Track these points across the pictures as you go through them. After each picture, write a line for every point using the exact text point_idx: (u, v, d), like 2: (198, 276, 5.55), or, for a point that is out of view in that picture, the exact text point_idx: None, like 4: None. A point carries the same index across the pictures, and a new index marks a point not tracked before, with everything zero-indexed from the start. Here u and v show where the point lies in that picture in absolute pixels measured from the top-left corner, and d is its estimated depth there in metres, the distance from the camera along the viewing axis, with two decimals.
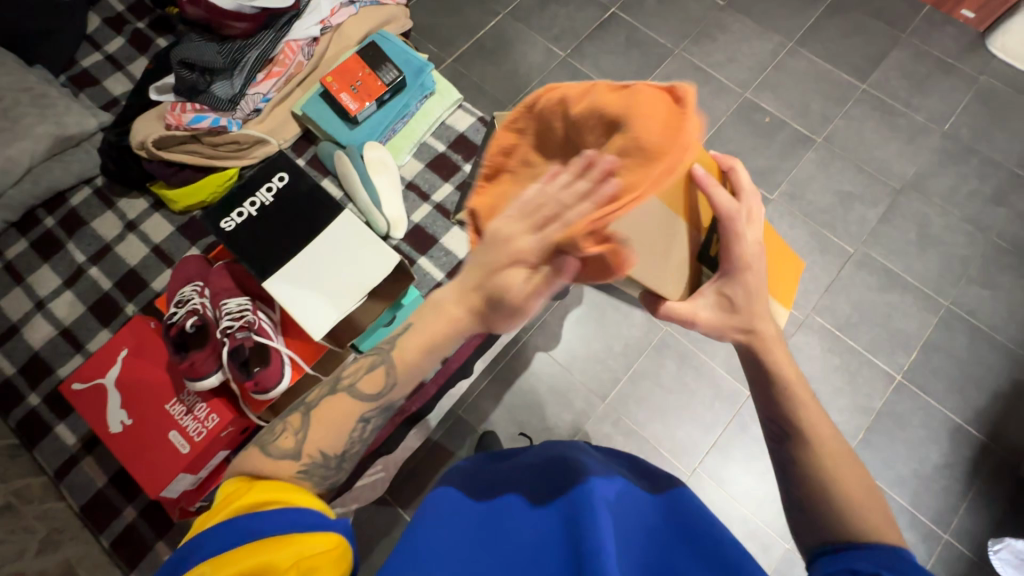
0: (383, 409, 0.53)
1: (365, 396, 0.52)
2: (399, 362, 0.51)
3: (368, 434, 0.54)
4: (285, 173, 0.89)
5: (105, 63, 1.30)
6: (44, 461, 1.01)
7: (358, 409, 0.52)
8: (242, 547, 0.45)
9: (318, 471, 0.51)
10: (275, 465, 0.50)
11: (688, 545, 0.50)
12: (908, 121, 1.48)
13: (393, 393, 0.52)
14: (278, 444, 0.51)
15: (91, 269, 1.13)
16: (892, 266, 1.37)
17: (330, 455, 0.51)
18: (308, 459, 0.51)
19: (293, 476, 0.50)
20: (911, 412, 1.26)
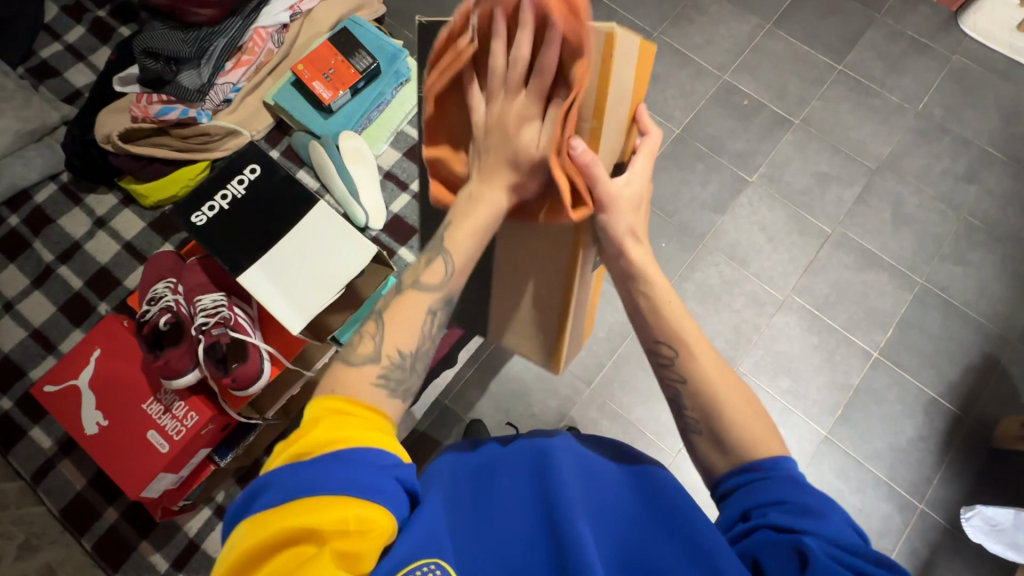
0: (448, 303, 0.54)
1: (427, 287, 0.53)
2: (457, 249, 0.54)
3: (436, 329, 0.54)
4: (256, 165, 0.87)
5: (66, 54, 1.25)
6: (19, 465, 0.99)
7: (426, 300, 0.53)
8: (301, 498, 0.40)
9: (395, 373, 0.49)
10: (357, 370, 0.48)
11: (664, 520, 0.51)
12: (883, 101, 1.50)
13: (457, 283, 0.54)
14: (357, 351, 0.49)
15: (60, 268, 1.10)
16: (868, 245, 1.39)
17: (407, 352, 0.51)
18: (386, 361, 0.49)
19: (372, 383, 0.48)
20: (886, 387, 1.29)
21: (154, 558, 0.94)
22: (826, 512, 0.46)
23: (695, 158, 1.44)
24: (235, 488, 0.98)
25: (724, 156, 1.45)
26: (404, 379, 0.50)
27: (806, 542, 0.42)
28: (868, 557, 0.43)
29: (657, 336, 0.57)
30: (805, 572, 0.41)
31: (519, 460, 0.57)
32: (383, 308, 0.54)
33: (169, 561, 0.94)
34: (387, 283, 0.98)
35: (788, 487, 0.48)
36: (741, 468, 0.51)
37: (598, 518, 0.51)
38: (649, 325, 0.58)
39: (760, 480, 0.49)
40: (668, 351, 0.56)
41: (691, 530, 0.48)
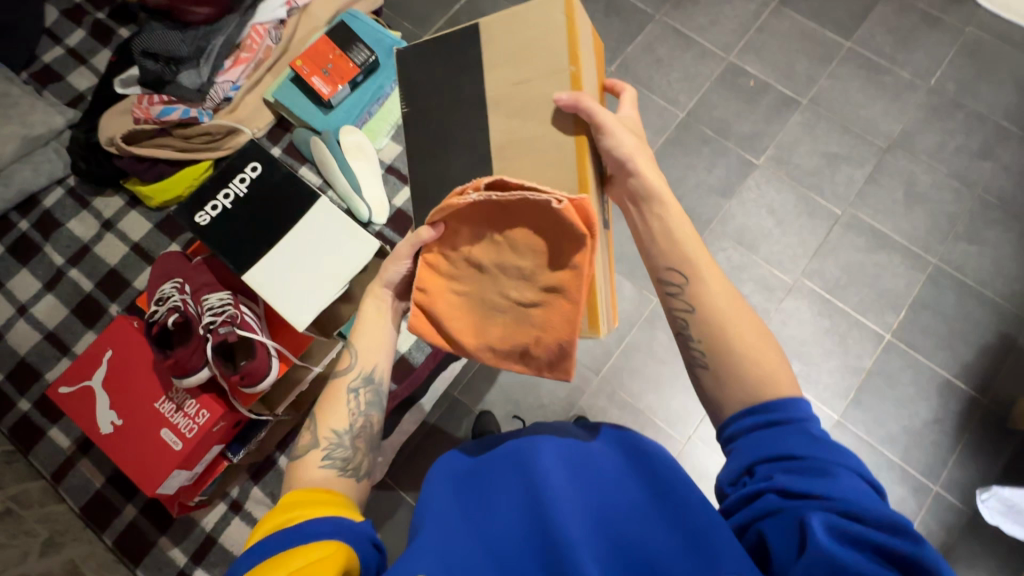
0: (366, 378, 0.65)
1: (343, 372, 0.65)
2: (357, 342, 0.67)
3: (363, 406, 0.64)
4: (257, 163, 0.87)
5: (68, 58, 1.26)
6: (40, 465, 1.01)
7: (345, 382, 0.65)
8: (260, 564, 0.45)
9: (336, 448, 0.60)
10: (305, 460, 0.59)
11: (667, 510, 0.50)
12: (894, 78, 1.46)
13: (364, 360, 0.66)
14: (300, 445, 0.61)
15: (70, 271, 1.12)
16: (879, 226, 1.37)
17: (342, 431, 0.61)
18: (325, 442, 0.60)
19: (319, 465, 0.58)
20: (900, 369, 1.27)
21: (173, 553, 0.96)
22: (836, 468, 0.45)
23: (700, 143, 1.42)
24: (249, 483, 0.99)
25: (730, 140, 1.42)
26: (347, 455, 0.60)
27: (812, 518, 0.41)
28: (876, 522, 0.41)
29: (669, 264, 0.60)
30: (804, 550, 0.40)
31: (508, 458, 0.58)
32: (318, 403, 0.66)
33: (188, 556, 0.96)
34: None
35: (799, 439, 0.48)
36: (752, 411, 0.52)
37: (593, 512, 0.51)
38: (653, 252, 0.61)
39: (767, 427, 0.50)
40: (677, 278, 0.59)
41: (690, 520, 0.48)
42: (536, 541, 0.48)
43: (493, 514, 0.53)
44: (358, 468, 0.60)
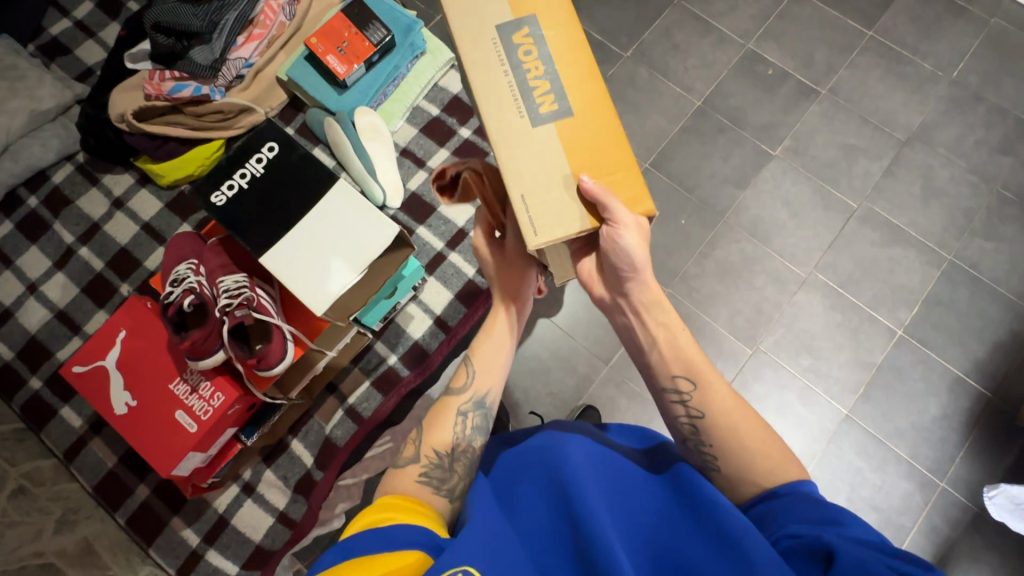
0: (477, 402, 0.64)
1: (457, 392, 0.65)
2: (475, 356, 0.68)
3: (470, 430, 0.62)
4: (274, 143, 0.85)
5: (75, 31, 1.23)
6: (52, 443, 1.01)
7: (458, 404, 0.64)
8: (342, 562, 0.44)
9: (434, 471, 0.57)
10: (404, 473, 0.56)
11: (689, 506, 0.50)
12: (915, 69, 1.43)
13: (478, 383, 0.65)
14: (403, 456, 0.59)
15: (81, 250, 1.10)
16: (895, 220, 1.35)
17: (443, 452, 0.59)
18: (426, 462, 0.58)
19: (416, 481, 0.55)
20: (911, 365, 1.27)
21: (186, 533, 0.97)
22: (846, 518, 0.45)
23: (716, 131, 1.39)
24: (262, 466, 0.99)
25: (747, 129, 1.40)
26: (444, 475, 0.57)
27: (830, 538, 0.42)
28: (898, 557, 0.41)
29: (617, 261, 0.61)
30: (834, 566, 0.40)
31: (542, 460, 0.57)
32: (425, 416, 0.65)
33: (200, 537, 0.96)
34: (407, 263, 0.97)
35: (807, 506, 0.48)
36: (758, 499, 0.52)
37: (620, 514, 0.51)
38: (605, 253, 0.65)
39: (774, 505, 0.50)
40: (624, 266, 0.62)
41: (712, 515, 0.48)
42: (572, 534, 0.48)
43: (530, 515, 0.52)
44: (452, 489, 0.56)
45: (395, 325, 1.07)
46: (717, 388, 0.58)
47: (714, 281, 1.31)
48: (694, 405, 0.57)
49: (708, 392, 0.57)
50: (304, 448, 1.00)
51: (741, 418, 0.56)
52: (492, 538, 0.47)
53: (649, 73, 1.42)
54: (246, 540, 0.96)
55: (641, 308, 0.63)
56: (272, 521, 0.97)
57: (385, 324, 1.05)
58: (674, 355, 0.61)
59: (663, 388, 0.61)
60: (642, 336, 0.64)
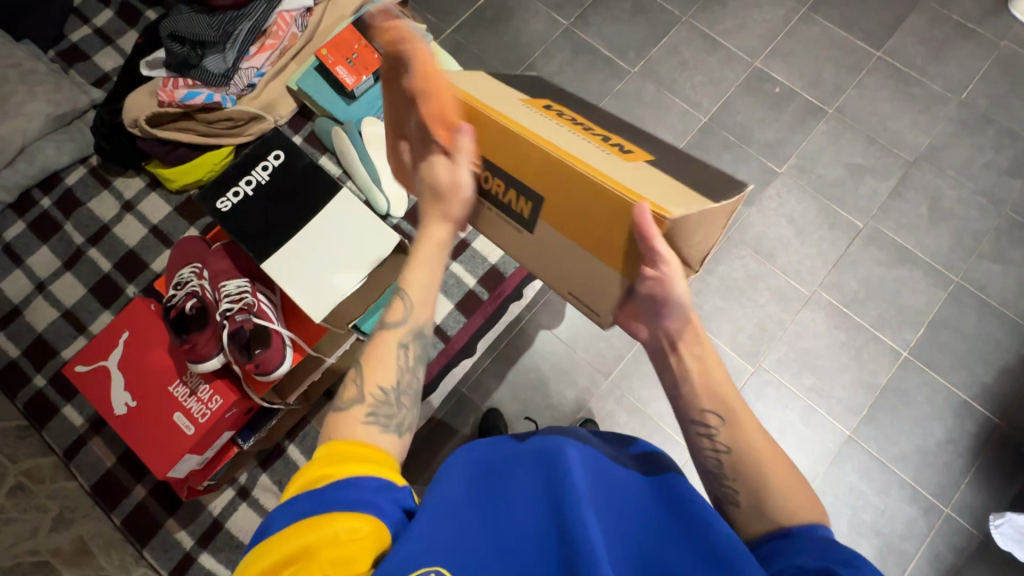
0: (418, 334, 0.58)
1: (394, 325, 0.57)
2: (412, 289, 0.58)
3: (412, 362, 0.57)
4: (281, 151, 0.87)
5: (94, 37, 1.27)
6: (53, 441, 1.03)
7: (396, 336, 0.57)
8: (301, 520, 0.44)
9: (382, 410, 0.52)
10: (349, 414, 0.51)
11: (677, 513, 0.51)
12: (924, 90, 1.43)
13: (419, 314, 0.58)
14: (343, 396, 0.52)
15: (90, 250, 1.12)
16: (901, 241, 1.34)
17: (388, 388, 0.53)
18: (370, 399, 0.52)
19: (363, 422, 0.51)
20: (916, 388, 1.25)
21: (180, 535, 0.97)
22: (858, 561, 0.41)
23: (722, 148, 1.40)
24: (258, 470, 1.00)
25: (753, 147, 1.40)
26: (393, 413, 0.53)
27: None
28: None
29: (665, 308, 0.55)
30: None
31: (533, 450, 0.57)
32: (362, 356, 0.57)
33: (194, 539, 0.97)
34: None
35: (818, 546, 0.44)
36: (774, 533, 0.47)
37: (611, 513, 0.51)
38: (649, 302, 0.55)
39: (783, 543, 0.46)
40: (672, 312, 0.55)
41: (704, 527, 0.48)
42: (557, 536, 0.47)
43: (513, 506, 0.52)
44: (401, 425, 0.53)
45: None
46: (749, 422, 0.53)
47: (717, 298, 1.31)
48: (722, 441, 0.52)
49: (738, 429, 0.53)
50: (300, 453, 1.01)
51: (770, 455, 0.52)
52: (440, 533, 0.47)
53: (656, 89, 1.44)
54: (239, 545, 0.96)
55: (673, 340, 0.56)
56: None
57: None
58: (706, 385, 0.55)
59: (690, 419, 0.55)
60: (675, 367, 0.56)
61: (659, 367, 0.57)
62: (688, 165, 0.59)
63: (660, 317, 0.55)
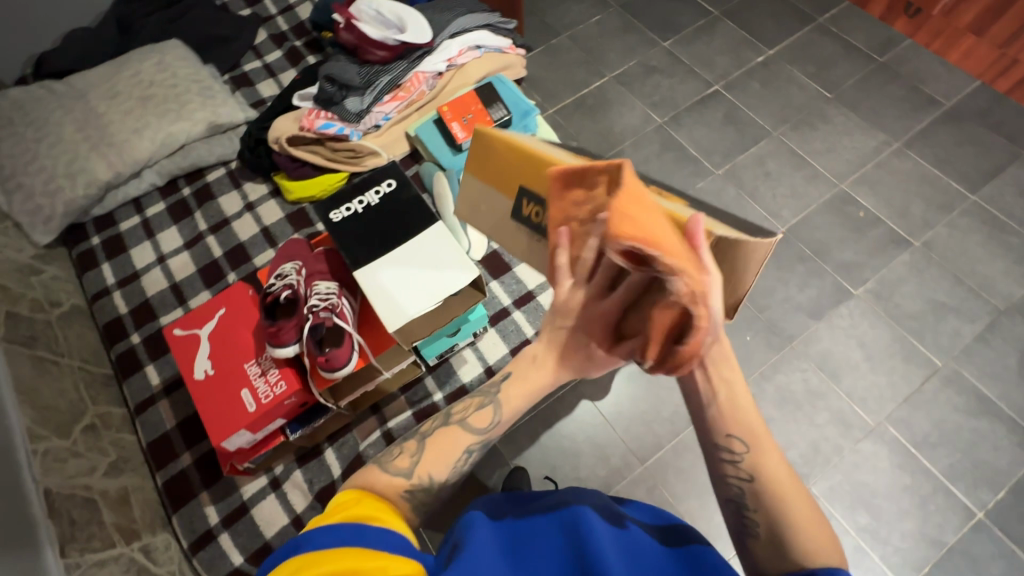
0: (484, 446, 0.64)
1: (472, 429, 0.63)
2: (507, 404, 0.63)
3: (466, 466, 0.63)
4: (393, 181, 0.99)
5: (262, 70, 1.52)
6: (128, 394, 1.13)
7: (467, 441, 0.63)
8: (348, 547, 0.46)
9: (420, 492, 0.58)
10: (392, 480, 0.58)
11: None
12: (1021, 241, 1.40)
13: (495, 433, 0.63)
14: (394, 463, 0.60)
15: (208, 237, 1.29)
16: (984, 389, 1.26)
17: (437, 479, 0.60)
18: (416, 479, 0.59)
19: (400, 493, 0.57)
20: (990, 556, 1.12)
21: (208, 510, 1.01)
22: None
23: (796, 259, 1.41)
24: (294, 464, 1.05)
25: (828, 263, 1.40)
26: (427, 490, 0.59)
27: None
28: None
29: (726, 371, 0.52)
30: None
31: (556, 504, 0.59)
32: (428, 433, 0.64)
33: (220, 517, 1.01)
34: (474, 308, 1.04)
35: None
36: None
37: (635, 565, 0.50)
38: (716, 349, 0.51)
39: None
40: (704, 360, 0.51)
41: None
42: None
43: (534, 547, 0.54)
44: (427, 486, 0.59)
45: (448, 364, 1.13)
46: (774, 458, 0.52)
47: (771, 406, 1.26)
48: (745, 468, 0.51)
49: (761, 458, 0.51)
50: (336, 457, 1.05)
51: (793, 493, 0.51)
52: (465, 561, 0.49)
53: (737, 192, 1.49)
54: (257, 534, 0.99)
55: (701, 360, 0.51)
56: (286, 522, 1.00)
57: (440, 361, 1.12)
58: (736, 414, 0.52)
59: (714, 447, 0.53)
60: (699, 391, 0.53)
61: (688, 393, 0.53)
62: (723, 214, 0.59)
63: (702, 360, 0.50)
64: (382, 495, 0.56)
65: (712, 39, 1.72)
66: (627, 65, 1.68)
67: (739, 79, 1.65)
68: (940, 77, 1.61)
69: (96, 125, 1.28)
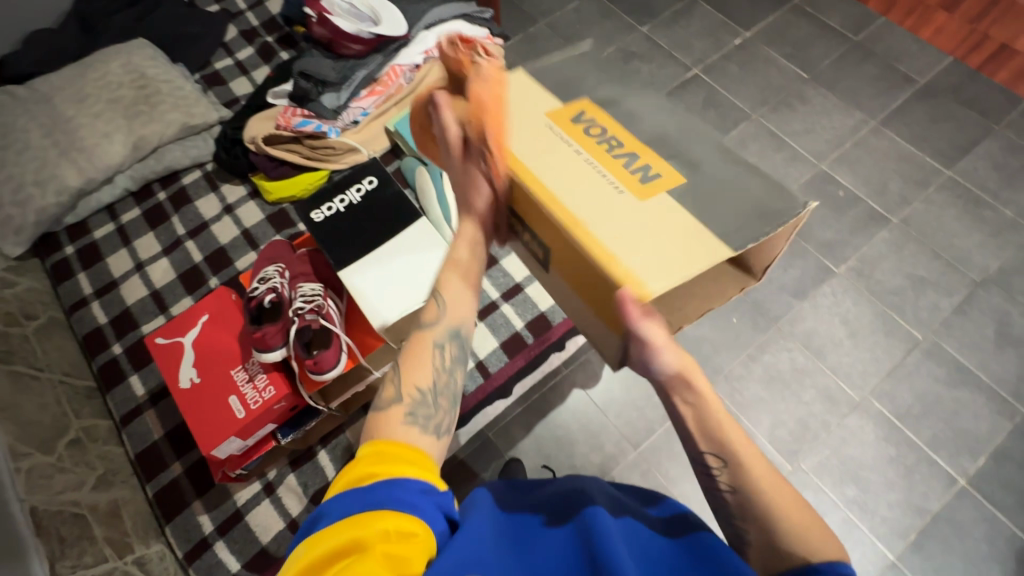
0: (456, 335, 0.61)
1: (430, 325, 0.61)
2: (452, 299, 0.63)
3: (449, 363, 0.61)
4: (374, 178, 0.98)
5: (234, 68, 1.48)
6: (113, 406, 1.10)
7: (432, 336, 0.60)
8: (352, 516, 0.45)
9: (420, 409, 0.55)
10: (387, 415, 0.54)
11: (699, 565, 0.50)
12: (995, 213, 1.43)
13: (455, 317, 0.62)
14: (383, 395, 0.56)
15: (187, 242, 1.26)
16: (962, 360, 1.29)
17: (425, 388, 0.57)
18: (409, 399, 0.55)
19: (402, 424, 0.54)
20: (972, 521, 1.16)
21: (202, 519, 1.00)
22: None
23: None
24: (286, 469, 1.04)
25: (811, 243, 1.42)
26: (432, 413, 0.56)
27: None
28: None
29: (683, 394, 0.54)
30: None
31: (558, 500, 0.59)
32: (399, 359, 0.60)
33: (214, 525, 1.00)
34: None
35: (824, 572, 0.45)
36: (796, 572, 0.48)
37: (635, 547, 0.51)
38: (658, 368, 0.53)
39: None
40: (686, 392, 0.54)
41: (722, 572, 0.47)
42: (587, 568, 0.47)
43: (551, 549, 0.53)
44: (440, 425, 0.57)
45: None
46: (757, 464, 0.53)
47: (759, 386, 1.28)
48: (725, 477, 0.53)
49: (741, 467, 0.53)
50: (329, 460, 1.04)
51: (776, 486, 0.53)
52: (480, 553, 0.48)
53: None
54: (253, 540, 0.98)
55: (669, 391, 0.54)
56: (282, 526, 1.00)
57: None
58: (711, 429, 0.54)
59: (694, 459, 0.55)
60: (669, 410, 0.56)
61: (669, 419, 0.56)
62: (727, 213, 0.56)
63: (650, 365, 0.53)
64: (399, 440, 0.52)
65: (690, 22, 1.71)
66: (606, 51, 1.67)
67: (718, 62, 1.65)
68: (913, 55, 1.62)
69: (63, 130, 1.23)
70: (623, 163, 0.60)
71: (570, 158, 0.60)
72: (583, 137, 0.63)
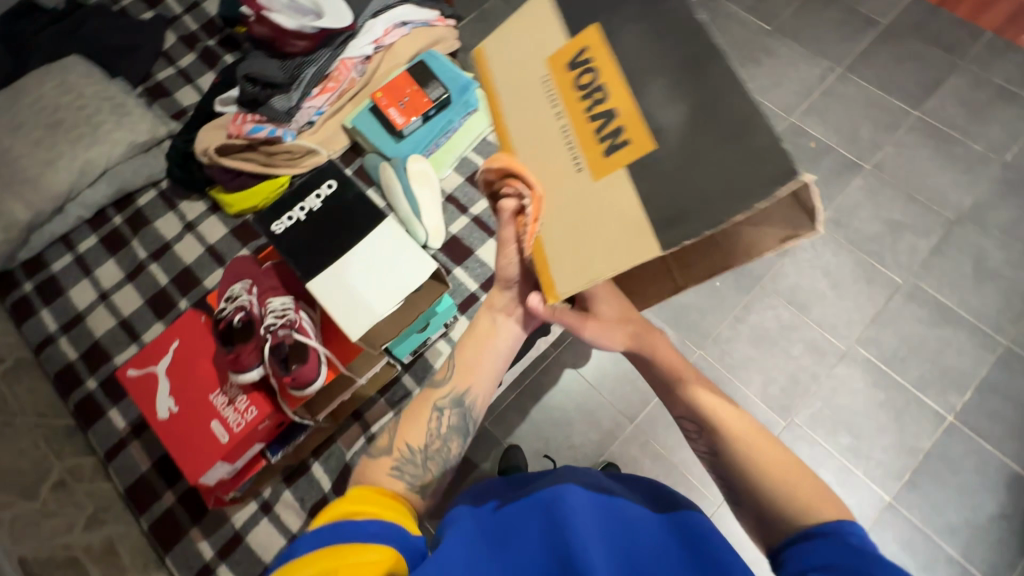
0: (455, 400, 0.67)
1: (437, 386, 0.68)
2: (464, 368, 0.69)
3: (444, 429, 0.66)
4: (333, 181, 0.93)
5: (177, 77, 1.41)
6: (95, 442, 1.07)
7: (436, 399, 0.68)
8: (324, 548, 0.44)
9: (406, 467, 0.61)
10: (379, 462, 0.61)
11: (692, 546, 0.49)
12: (965, 149, 1.43)
13: (457, 381, 0.68)
14: (377, 446, 0.64)
15: (151, 265, 1.21)
16: (943, 299, 1.30)
17: (416, 448, 0.63)
18: (398, 455, 0.62)
19: (388, 473, 0.60)
20: (962, 455, 1.19)
21: (201, 545, 0.99)
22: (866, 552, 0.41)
23: None
24: (282, 485, 1.02)
25: None
26: (419, 472, 0.62)
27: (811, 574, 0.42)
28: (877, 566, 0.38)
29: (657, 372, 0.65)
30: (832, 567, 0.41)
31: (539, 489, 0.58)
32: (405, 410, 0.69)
33: (215, 550, 0.98)
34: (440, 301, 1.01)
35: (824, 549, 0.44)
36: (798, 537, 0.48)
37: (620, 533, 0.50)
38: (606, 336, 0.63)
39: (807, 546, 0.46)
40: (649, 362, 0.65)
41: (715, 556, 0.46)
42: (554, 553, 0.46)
43: (519, 536, 0.51)
44: (425, 486, 0.61)
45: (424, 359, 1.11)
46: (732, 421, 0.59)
47: (747, 346, 1.29)
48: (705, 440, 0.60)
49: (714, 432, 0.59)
50: (324, 472, 1.03)
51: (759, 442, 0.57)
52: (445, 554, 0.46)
53: None
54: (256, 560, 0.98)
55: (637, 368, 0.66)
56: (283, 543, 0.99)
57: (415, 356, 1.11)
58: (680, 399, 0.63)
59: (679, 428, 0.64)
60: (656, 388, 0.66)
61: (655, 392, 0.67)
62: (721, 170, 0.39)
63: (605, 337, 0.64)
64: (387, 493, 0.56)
65: None
66: None
67: None
68: None
69: (4, 163, 1.18)
70: (596, 120, 0.48)
71: (537, 117, 0.53)
72: (569, 86, 0.51)
